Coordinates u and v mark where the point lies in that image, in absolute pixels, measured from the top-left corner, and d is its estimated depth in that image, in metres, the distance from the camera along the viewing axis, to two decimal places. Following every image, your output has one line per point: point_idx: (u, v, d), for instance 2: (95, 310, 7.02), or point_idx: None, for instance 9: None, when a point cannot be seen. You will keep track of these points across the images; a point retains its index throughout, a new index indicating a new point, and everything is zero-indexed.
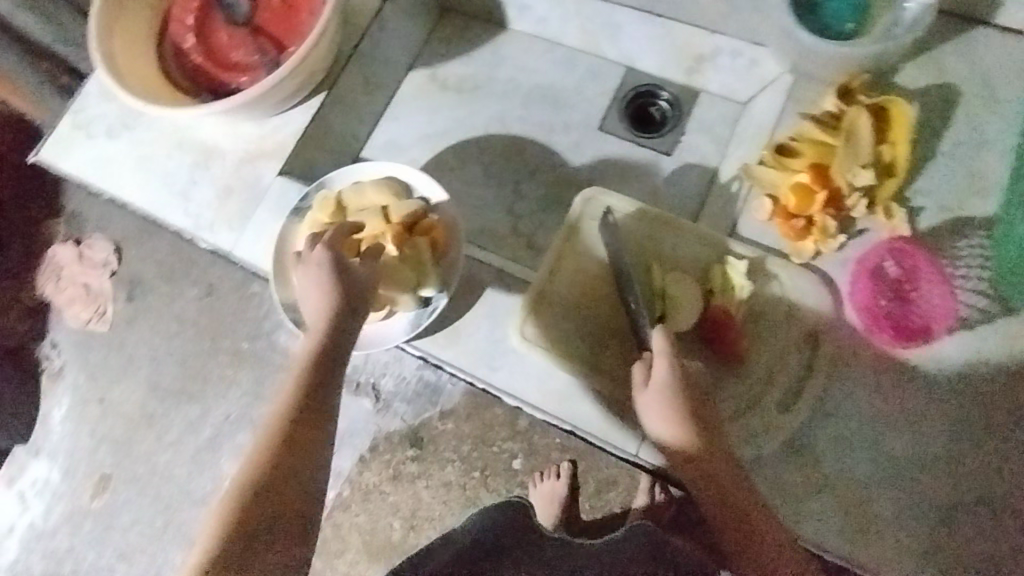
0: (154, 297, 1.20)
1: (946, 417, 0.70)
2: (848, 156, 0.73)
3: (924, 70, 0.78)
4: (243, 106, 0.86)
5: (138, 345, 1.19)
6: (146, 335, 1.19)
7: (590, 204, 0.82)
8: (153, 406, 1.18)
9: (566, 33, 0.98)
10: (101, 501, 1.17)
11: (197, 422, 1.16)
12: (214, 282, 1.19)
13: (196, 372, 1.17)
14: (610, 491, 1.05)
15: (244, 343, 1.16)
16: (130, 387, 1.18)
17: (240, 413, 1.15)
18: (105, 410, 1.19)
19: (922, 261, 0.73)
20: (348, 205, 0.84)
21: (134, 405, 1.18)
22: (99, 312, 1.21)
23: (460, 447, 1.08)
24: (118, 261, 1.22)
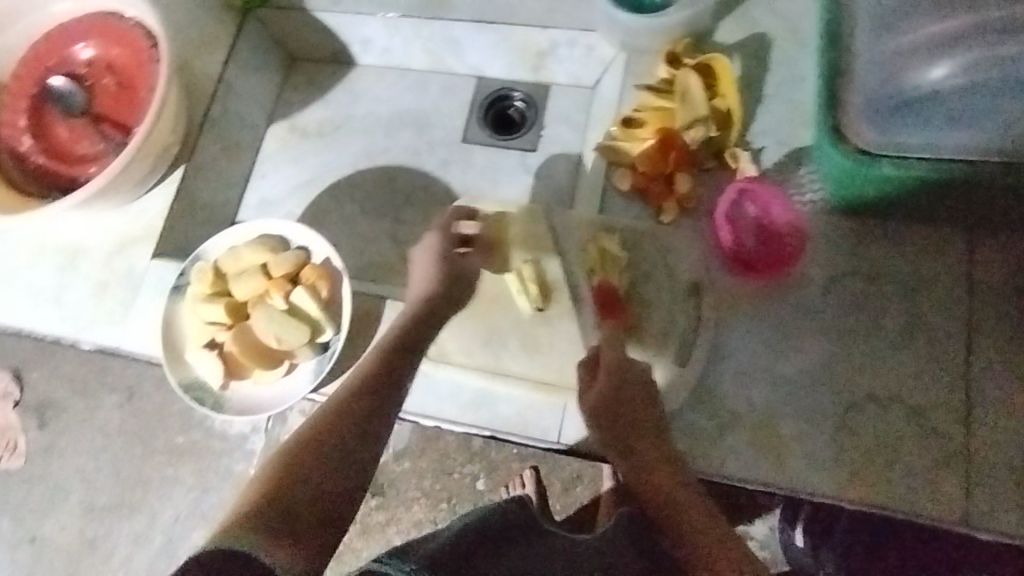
0: (69, 415, 1.05)
1: (822, 329, 0.75)
2: (687, 114, 0.78)
3: (736, 24, 0.84)
4: (97, 195, 0.83)
5: (63, 469, 1.04)
6: (68, 456, 1.04)
7: (466, 213, 0.84)
8: (93, 529, 1.03)
9: (412, 58, 1.01)
10: None
11: (145, 532, 1.02)
12: (134, 383, 1.03)
13: (134, 479, 1.03)
14: (578, 486, 0.89)
15: (178, 436, 1.02)
16: (63, 517, 1.04)
17: (190, 510, 1.01)
18: (39, 549, 1.03)
19: (773, 197, 0.78)
20: (226, 271, 0.83)
21: (71, 533, 1.03)
22: (10, 447, 1.05)
23: (423, 483, 0.92)
24: (19, 388, 1.06)
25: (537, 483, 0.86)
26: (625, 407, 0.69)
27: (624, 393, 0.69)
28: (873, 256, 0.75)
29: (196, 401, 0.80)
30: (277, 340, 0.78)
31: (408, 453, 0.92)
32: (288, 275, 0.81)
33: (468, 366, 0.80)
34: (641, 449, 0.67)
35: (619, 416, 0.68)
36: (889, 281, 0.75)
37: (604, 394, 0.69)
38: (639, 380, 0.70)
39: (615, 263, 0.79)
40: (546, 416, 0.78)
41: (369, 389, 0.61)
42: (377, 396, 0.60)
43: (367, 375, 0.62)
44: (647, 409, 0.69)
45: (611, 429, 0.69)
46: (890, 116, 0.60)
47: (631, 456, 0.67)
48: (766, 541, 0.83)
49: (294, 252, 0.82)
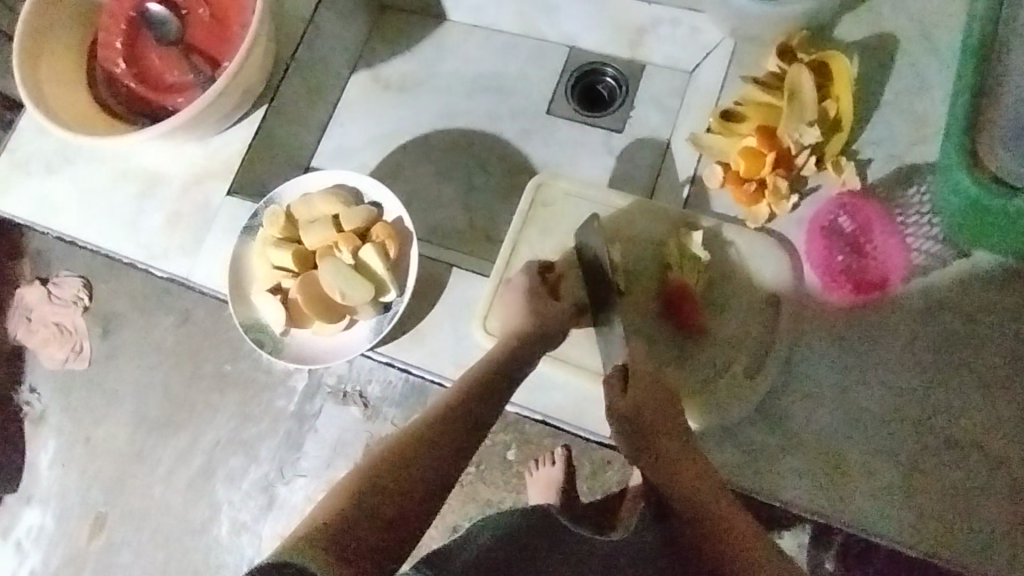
0: (128, 330, 1.14)
1: (908, 361, 0.70)
2: (793, 116, 0.73)
3: (861, 21, 0.77)
4: (182, 127, 0.84)
5: (119, 381, 1.13)
6: (125, 369, 1.13)
7: (543, 189, 0.81)
8: (140, 440, 1.12)
9: (504, 19, 0.97)
10: (100, 540, 1.12)
11: (187, 451, 1.10)
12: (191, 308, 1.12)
13: (181, 400, 1.11)
14: (607, 471, 0.93)
15: (227, 365, 1.10)
16: (115, 423, 1.13)
17: (229, 437, 1.09)
18: (92, 450, 1.14)
19: (874, 214, 0.73)
20: (298, 218, 0.83)
21: (122, 439, 1.13)
22: (76, 350, 1.14)
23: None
24: (89, 296, 1.15)
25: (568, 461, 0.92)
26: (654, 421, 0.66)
27: (654, 404, 0.67)
28: (977, 289, 0.70)
29: (257, 344, 0.82)
30: (341, 295, 0.78)
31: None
32: (358, 230, 0.81)
33: None
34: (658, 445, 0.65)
35: (648, 421, 0.66)
36: (993, 321, 0.69)
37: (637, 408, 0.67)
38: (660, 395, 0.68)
39: (695, 263, 0.75)
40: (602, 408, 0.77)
41: (457, 415, 0.59)
42: (463, 422, 0.58)
43: (459, 394, 0.61)
44: (670, 414, 0.68)
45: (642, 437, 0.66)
46: None
47: (648, 456, 0.65)
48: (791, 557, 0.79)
49: (366, 207, 0.81)
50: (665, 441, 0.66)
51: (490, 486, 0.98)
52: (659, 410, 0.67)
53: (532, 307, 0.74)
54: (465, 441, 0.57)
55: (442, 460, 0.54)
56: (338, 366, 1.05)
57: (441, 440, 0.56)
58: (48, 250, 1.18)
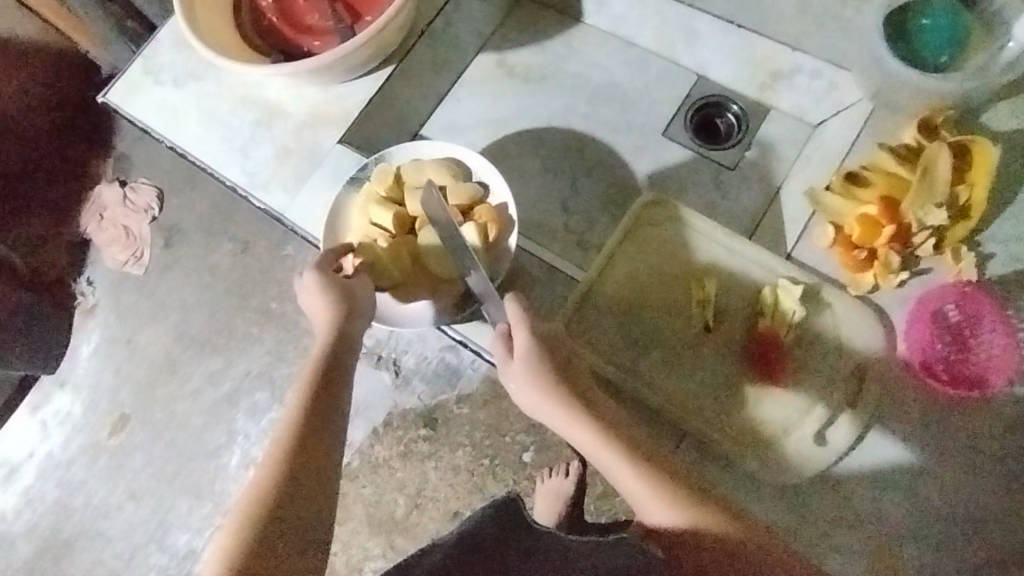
0: (190, 248, 1.19)
1: (990, 467, 0.68)
2: (921, 193, 0.72)
3: (1015, 114, 0.75)
4: (318, 69, 0.87)
5: (171, 292, 1.18)
6: (179, 283, 1.18)
7: (652, 207, 0.81)
8: (177, 353, 1.16)
9: (642, 33, 0.97)
10: (118, 439, 1.16)
11: (220, 375, 1.14)
12: (250, 240, 1.18)
13: (224, 326, 1.16)
14: (618, 496, 0.99)
15: (273, 303, 1.15)
16: (158, 331, 1.18)
17: (261, 371, 1.13)
18: (131, 352, 1.18)
19: (986, 308, 0.71)
20: (407, 181, 0.85)
21: (160, 348, 1.17)
22: (136, 255, 1.20)
23: (473, 433, 1.05)
24: (159, 208, 1.21)
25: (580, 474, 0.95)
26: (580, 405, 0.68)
27: (546, 369, 0.68)
28: None
29: None
30: (434, 265, 0.80)
31: (472, 400, 1.06)
32: (461, 206, 0.82)
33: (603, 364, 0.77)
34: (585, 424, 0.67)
35: (585, 405, 0.68)
36: None
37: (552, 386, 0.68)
38: (557, 360, 0.69)
39: (787, 316, 0.74)
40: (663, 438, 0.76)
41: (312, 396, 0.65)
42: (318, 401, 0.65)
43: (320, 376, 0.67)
44: (580, 381, 0.69)
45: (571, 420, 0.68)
46: None
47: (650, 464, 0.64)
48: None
49: (473, 185, 0.82)
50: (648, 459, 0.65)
51: (499, 483, 1.04)
52: (563, 383, 0.68)
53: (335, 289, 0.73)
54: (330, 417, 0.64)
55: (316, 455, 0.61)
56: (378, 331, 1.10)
57: (310, 435, 0.62)
58: (131, 154, 1.24)
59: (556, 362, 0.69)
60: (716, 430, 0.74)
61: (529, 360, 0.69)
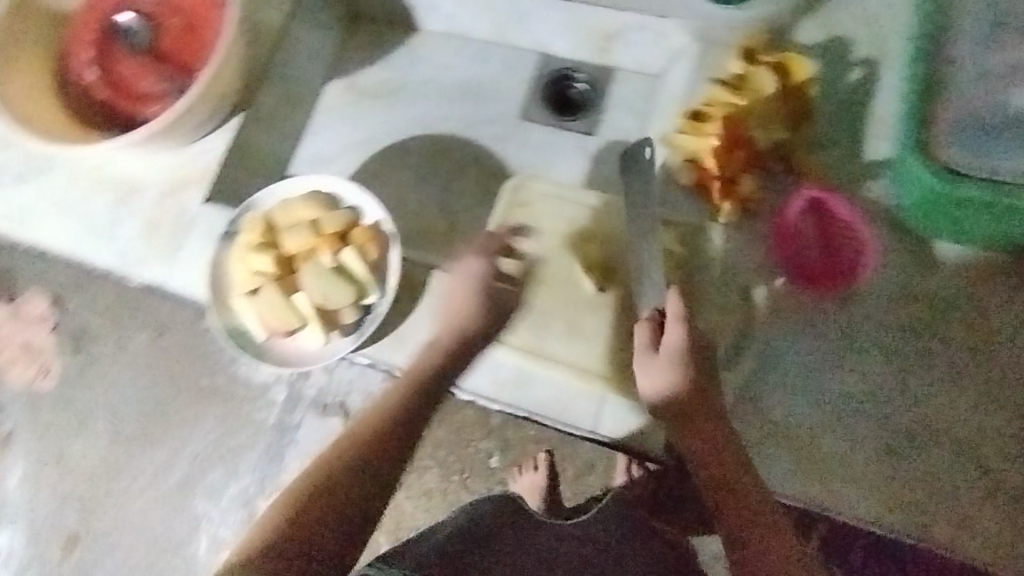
0: (107, 342, 1.00)
1: (881, 353, 0.73)
2: (757, 117, 0.76)
3: (820, 25, 0.81)
4: (160, 133, 0.84)
5: (95, 398, 1.01)
6: (105, 383, 1.01)
7: (521, 190, 0.83)
8: (116, 457, 1.00)
9: (477, 27, 0.99)
10: (72, 562, 1.00)
11: (166, 468, 0.99)
12: (166, 319, 0.98)
13: (160, 413, 1.00)
14: (591, 476, 0.89)
15: (205, 377, 0.98)
16: (93, 439, 1.01)
17: (212, 449, 0.98)
18: (65, 468, 1.01)
19: (840, 207, 0.75)
20: (278, 223, 0.83)
21: (94, 460, 1.01)
22: (44, 367, 1.02)
23: (437, 453, 0.93)
24: (55, 308, 1.01)
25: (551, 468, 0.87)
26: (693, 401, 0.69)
27: (691, 367, 0.68)
28: (938, 281, 0.73)
29: (239, 348, 0.82)
30: (322, 298, 0.79)
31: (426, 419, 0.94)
32: (336, 233, 0.81)
33: (510, 346, 0.80)
34: (698, 426, 0.69)
35: (695, 400, 0.69)
36: (961, 310, 0.72)
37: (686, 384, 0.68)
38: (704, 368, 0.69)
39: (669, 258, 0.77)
40: (580, 404, 0.80)
41: (372, 433, 0.67)
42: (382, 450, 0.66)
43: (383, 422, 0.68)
44: (710, 377, 0.70)
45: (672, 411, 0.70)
46: (983, 133, 0.58)
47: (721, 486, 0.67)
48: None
49: (345, 211, 0.82)
50: (734, 471, 0.67)
51: None
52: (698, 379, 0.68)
53: (493, 307, 0.76)
54: (384, 445, 0.66)
55: (374, 483, 0.64)
56: (319, 378, 0.95)
57: (382, 446, 0.66)
58: None
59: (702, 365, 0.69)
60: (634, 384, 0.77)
61: (675, 356, 0.68)
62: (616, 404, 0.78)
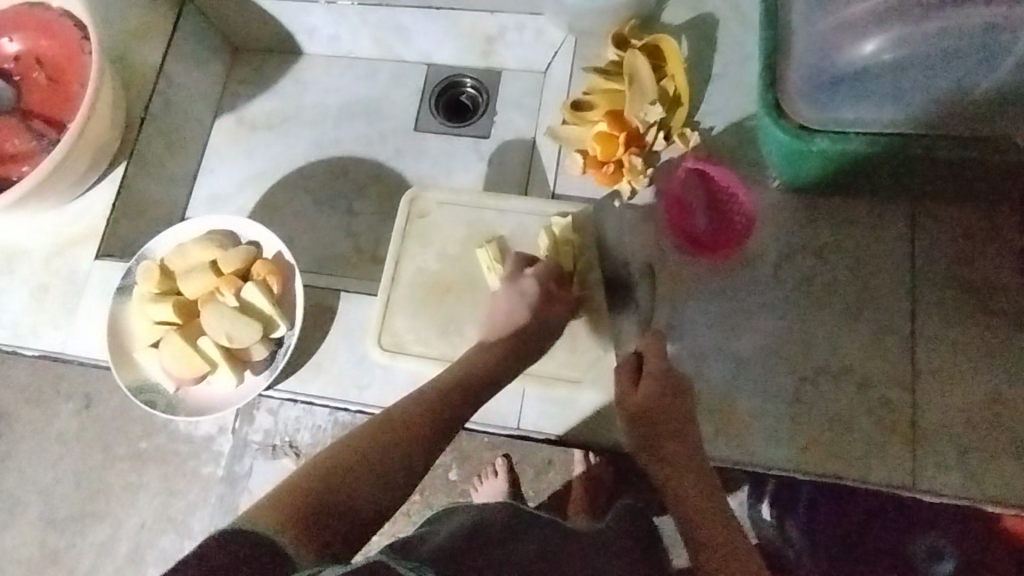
0: (25, 425, 0.94)
1: (777, 305, 0.76)
2: (635, 98, 0.78)
3: (683, 5, 0.84)
4: (35, 191, 0.79)
5: (22, 483, 0.93)
6: (28, 467, 0.93)
7: (418, 202, 0.83)
8: (53, 542, 0.92)
9: (360, 46, 0.99)
10: None
11: (110, 542, 0.91)
12: (93, 390, 0.93)
13: (96, 488, 0.92)
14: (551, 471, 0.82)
15: (142, 441, 0.92)
16: (24, 527, 0.92)
17: (158, 515, 0.91)
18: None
19: (719, 176, 0.80)
20: (174, 269, 0.81)
21: (31, 547, 0.92)
22: None
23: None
24: None
25: (509, 471, 0.80)
26: (664, 417, 0.67)
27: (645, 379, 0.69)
28: (818, 231, 0.77)
29: (149, 403, 0.79)
30: (228, 339, 0.76)
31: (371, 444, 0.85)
32: (238, 271, 0.79)
33: (426, 358, 0.79)
34: (667, 453, 0.65)
35: (653, 420, 0.67)
36: (842, 255, 0.77)
37: (648, 397, 0.67)
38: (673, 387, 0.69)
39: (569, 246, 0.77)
40: (506, 402, 0.81)
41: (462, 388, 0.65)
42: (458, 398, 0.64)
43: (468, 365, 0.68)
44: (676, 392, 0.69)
45: (642, 436, 0.67)
46: (824, 89, 0.61)
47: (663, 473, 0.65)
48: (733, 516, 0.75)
49: (244, 248, 0.80)
50: (681, 465, 0.64)
51: None
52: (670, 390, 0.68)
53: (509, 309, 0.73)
54: (415, 434, 0.58)
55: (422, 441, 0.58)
56: (264, 421, 0.88)
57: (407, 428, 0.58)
58: None
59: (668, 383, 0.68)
60: (550, 375, 0.78)
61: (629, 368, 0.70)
62: (536, 397, 0.80)
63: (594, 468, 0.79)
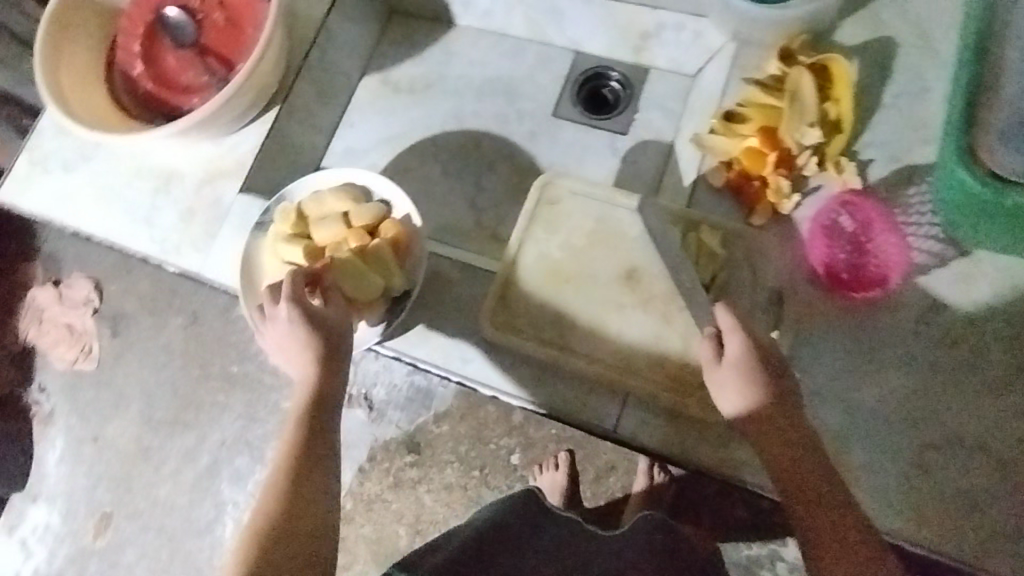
0: (143, 330, 1.02)
1: (913, 360, 0.71)
2: (794, 117, 0.74)
3: (863, 26, 0.79)
4: (201, 124, 0.86)
5: (131, 379, 1.02)
6: (138, 367, 1.02)
7: (549, 188, 0.83)
8: (148, 439, 1.00)
9: (511, 24, 0.99)
10: (105, 539, 1.00)
11: (194, 450, 0.99)
12: (202, 308, 1.00)
13: (191, 399, 1.00)
14: (611, 476, 0.86)
15: (235, 365, 0.99)
16: (126, 419, 1.01)
17: (238, 435, 0.98)
18: (100, 449, 1.02)
19: (872, 213, 0.74)
20: (308, 215, 0.84)
21: (131, 438, 1.01)
22: (85, 350, 1.03)
23: (458, 448, 0.89)
24: (100, 297, 1.04)
25: (570, 468, 0.84)
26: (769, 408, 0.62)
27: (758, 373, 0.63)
28: (978, 289, 0.71)
29: None
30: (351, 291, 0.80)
31: (448, 415, 0.90)
32: (367, 226, 0.82)
33: (534, 344, 0.79)
34: (766, 440, 0.62)
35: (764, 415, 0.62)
36: (998, 320, 0.70)
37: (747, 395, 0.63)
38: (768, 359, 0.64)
39: (712, 255, 0.76)
40: (603, 403, 0.80)
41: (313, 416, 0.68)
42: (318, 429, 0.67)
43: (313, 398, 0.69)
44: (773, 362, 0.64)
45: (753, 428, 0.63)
46: None
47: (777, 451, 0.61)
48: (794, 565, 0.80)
49: (375, 205, 0.83)
50: (779, 445, 0.61)
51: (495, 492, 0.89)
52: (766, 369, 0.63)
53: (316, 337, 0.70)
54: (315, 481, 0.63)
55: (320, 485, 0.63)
56: None
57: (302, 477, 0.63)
58: (62, 251, 1.07)
59: (758, 358, 0.63)
60: (656, 385, 0.76)
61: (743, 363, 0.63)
62: (636, 403, 0.79)
63: (656, 485, 0.81)
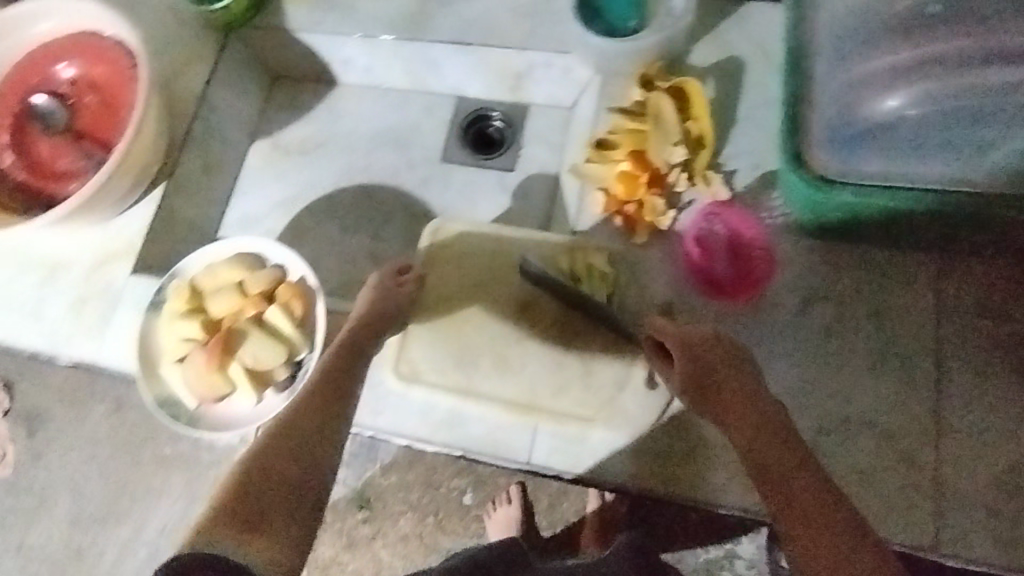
0: (60, 425, 0.97)
1: (796, 353, 0.75)
2: (659, 138, 0.79)
3: (711, 48, 0.85)
4: (80, 209, 0.83)
5: (52, 479, 0.96)
6: (58, 466, 0.96)
7: (442, 232, 0.84)
8: (78, 540, 0.95)
9: (392, 78, 1.01)
10: None
11: (130, 542, 0.94)
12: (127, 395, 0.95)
13: (121, 488, 0.95)
14: (564, 501, 0.87)
15: (167, 445, 0.95)
16: (50, 523, 0.96)
17: (177, 521, 0.93)
18: (25, 558, 0.96)
19: (739, 220, 0.79)
20: (203, 288, 0.83)
21: (59, 542, 0.95)
22: None
23: (409, 496, 0.89)
24: (8, 398, 0.98)
25: (524, 498, 0.85)
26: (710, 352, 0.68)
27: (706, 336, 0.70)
28: (841, 280, 0.76)
29: (171, 418, 0.81)
30: (253, 360, 0.79)
31: (395, 466, 0.89)
32: (263, 292, 0.82)
33: (445, 388, 0.80)
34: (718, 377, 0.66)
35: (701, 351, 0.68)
36: (865, 304, 0.75)
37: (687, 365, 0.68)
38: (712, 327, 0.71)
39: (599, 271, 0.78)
40: (517, 436, 0.81)
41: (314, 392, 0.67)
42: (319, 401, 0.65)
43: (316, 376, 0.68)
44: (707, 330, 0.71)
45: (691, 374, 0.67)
46: (848, 141, 0.63)
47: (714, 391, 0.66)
48: (751, 560, 0.82)
49: (271, 270, 0.83)
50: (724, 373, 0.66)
51: (451, 535, 0.89)
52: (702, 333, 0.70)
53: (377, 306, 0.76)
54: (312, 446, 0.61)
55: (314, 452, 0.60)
56: None
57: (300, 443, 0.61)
58: None
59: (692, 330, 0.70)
60: (564, 411, 0.78)
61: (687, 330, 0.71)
62: (548, 431, 0.79)
63: (607, 504, 0.82)
